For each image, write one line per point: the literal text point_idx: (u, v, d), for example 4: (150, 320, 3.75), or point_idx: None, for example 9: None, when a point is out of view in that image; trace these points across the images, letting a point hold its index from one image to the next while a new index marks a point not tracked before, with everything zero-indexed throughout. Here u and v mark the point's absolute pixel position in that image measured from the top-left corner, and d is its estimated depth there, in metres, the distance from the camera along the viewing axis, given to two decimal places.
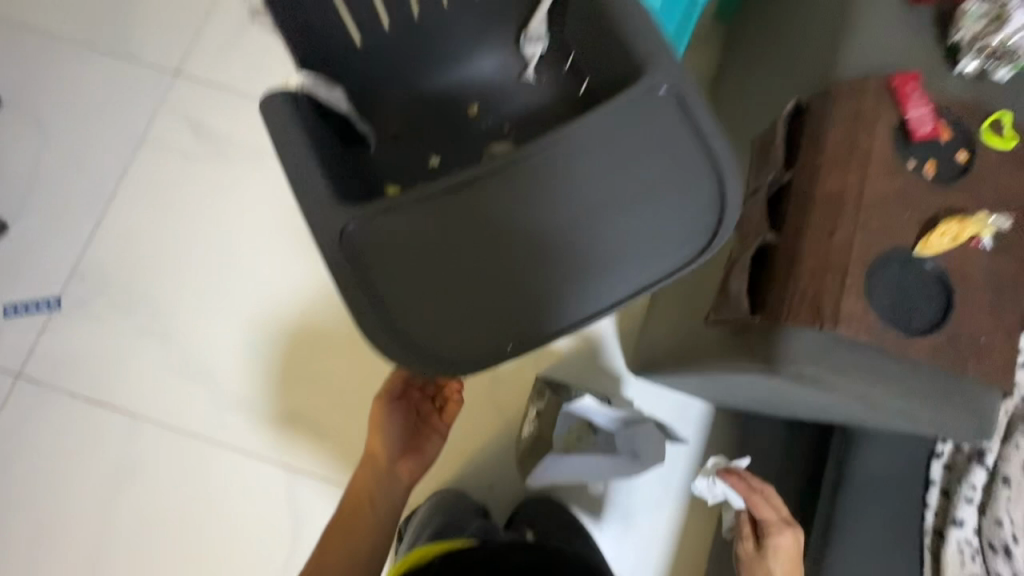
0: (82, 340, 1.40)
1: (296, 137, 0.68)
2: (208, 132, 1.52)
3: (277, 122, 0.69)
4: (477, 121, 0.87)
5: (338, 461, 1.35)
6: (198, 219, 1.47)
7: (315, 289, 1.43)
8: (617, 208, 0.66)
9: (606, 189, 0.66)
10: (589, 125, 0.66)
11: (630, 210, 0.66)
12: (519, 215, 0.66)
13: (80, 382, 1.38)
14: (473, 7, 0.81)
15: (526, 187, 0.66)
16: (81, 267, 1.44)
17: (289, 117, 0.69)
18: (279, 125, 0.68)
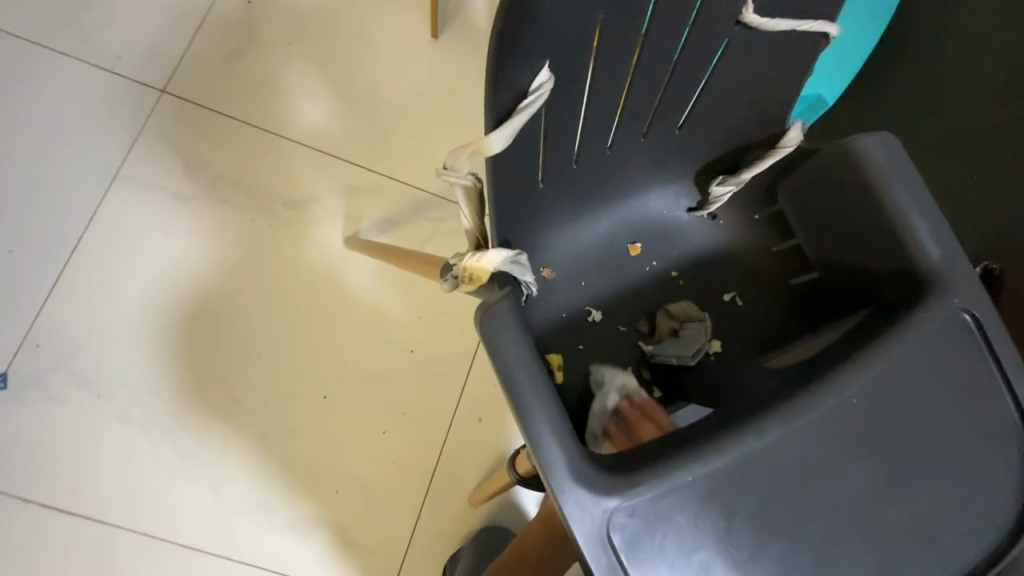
0: (34, 428, 1.10)
1: (534, 375, 0.42)
2: (207, 171, 1.24)
3: (500, 351, 0.43)
4: (640, 264, 0.66)
5: (370, 569, 1.17)
6: (193, 272, 1.21)
7: (346, 368, 1.23)
8: (898, 504, 0.43)
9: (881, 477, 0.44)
10: (870, 372, 0.44)
11: (919, 515, 0.43)
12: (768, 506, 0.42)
13: (33, 484, 1.09)
14: (669, 141, 0.60)
15: (778, 464, 0.43)
16: (34, 334, 1.13)
17: (522, 340, 0.43)
18: (503, 355, 0.42)
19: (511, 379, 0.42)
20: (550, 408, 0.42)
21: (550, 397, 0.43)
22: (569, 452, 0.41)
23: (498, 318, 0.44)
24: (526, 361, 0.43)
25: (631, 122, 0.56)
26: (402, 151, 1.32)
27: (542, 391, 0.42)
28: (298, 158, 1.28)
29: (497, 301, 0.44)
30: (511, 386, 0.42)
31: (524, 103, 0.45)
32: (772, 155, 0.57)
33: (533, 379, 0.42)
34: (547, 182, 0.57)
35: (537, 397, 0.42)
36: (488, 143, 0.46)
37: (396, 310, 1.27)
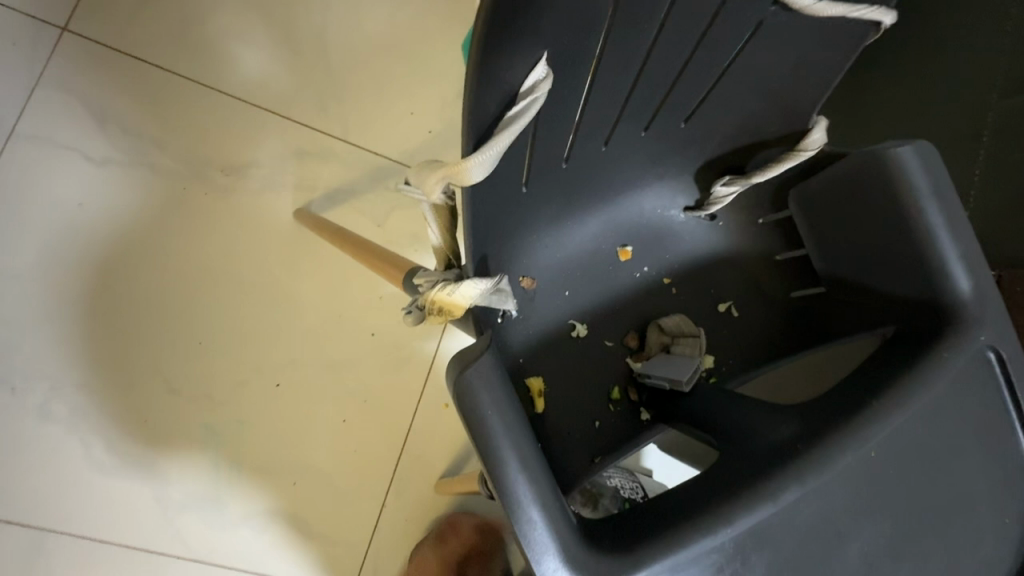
0: None
1: (523, 447, 0.35)
2: (127, 130, 1.07)
3: (478, 417, 0.34)
4: (630, 270, 0.59)
5: (335, 558, 1.13)
6: (117, 249, 1.06)
7: (302, 353, 1.13)
8: (906, 563, 0.39)
9: (894, 535, 0.39)
10: (887, 423, 0.39)
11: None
12: (774, 574, 0.37)
13: None
14: (670, 135, 0.52)
15: (787, 526, 0.37)
16: None
17: (507, 402, 0.35)
18: (482, 421, 0.34)
19: (495, 456, 0.34)
20: (542, 486, 0.35)
21: (540, 470, 0.35)
22: (562, 538, 0.34)
23: (480, 377, 0.35)
24: (512, 429, 0.35)
25: (634, 113, 0.47)
26: (358, 111, 1.17)
27: (531, 462, 0.35)
28: (236, 117, 1.11)
29: (478, 355, 0.36)
30: (494, 464, 0.34)
31: (512, 112, 0.38)
32: (790, 160, 0.50)
33: (521, 451, 0.34)
34: (532, 184, 0.48)
35: (524, 474, 0.34)
36: (465, 169, 0.38)
37: (354, 289, 1.16)
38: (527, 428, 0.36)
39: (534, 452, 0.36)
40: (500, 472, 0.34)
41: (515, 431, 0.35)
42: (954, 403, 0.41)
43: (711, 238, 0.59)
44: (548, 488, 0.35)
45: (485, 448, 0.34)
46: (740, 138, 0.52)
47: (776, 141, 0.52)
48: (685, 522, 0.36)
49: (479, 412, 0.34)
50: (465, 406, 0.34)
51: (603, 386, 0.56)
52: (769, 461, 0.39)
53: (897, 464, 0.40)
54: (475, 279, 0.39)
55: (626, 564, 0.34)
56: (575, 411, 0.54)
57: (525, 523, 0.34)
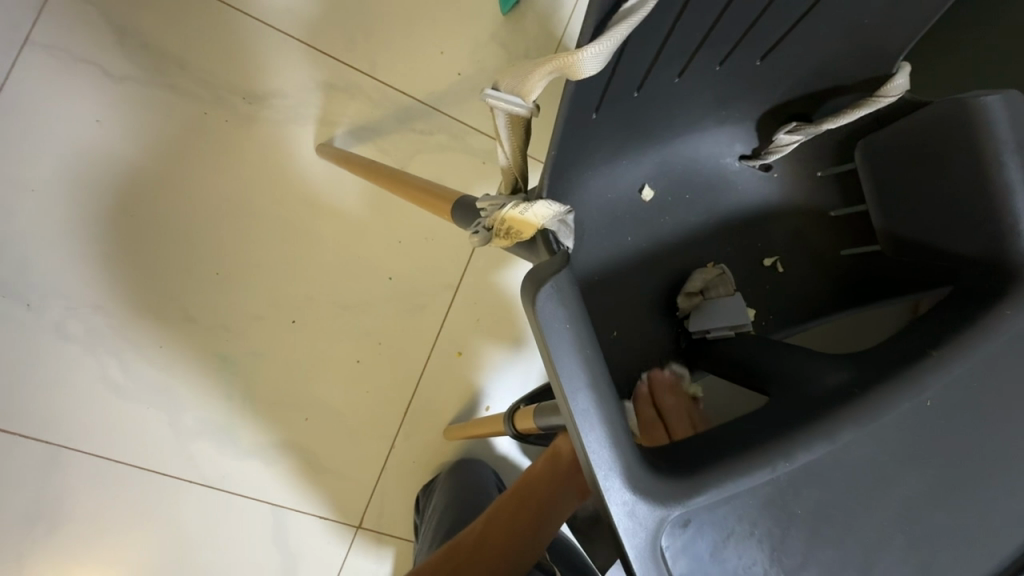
0: None
1: (592, 369, 0.35)
2: (148, 48, 1.02)
3: (554, 333, 0.34)
4: (680, 218, 0.58)
5: (343, 493, 1.15)
6: (137, 171, 1.03)
7: (319, 292, 1.13)
8: (946, 512, 0.39)
9: (937, 480, 0.39)
10: (945, 377, 0.39)
11: (969, 526, 0.40)
12: (820, 509, 0.37)
13: None
14: (743, 77, 0.49)
15: (836, 465, 0.38)
16: None
17: (580, 325, 0.35)
18: (557, 339, 0.34)
19: (566, 372, 0.34)
20: (610, 411, 0.35)
21: (608, 394, 0.35)
22: (627, 461, 0.34)
23: (554, 297, 0.35)
24: (584, 350, 0.35)
25: (715, 46, 0.45)
26: (385, 47, 1.13)
27: (599, 385, 0.35)
28: (263, 44, 1.07)
29: (554, 274, 0.36)
30: (564, 380, 0.34)
31: (627, 5, 0.34)
32: (867, 106, 0.48)
33: (591, 373, 0.35)
34: (600, 112, 0.45)
35: (595, 394, 0.34)
36: (577, 62, 0.34)
37: (375, 232, 1.15)
38: (598, 354, 0.36)
39: (602, 377, 0.36)
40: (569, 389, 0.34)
41: (586, 352, 0.35)
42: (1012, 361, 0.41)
43: (761, 189, 0.58)
44: (614, 411, 0.35)
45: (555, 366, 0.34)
46: (813, 83, 0.50)
47: (848, 88, 0.50)
48: (743, 454, 0.36)
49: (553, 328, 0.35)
50: (541, 324, 0.34)
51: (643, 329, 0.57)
52: (826, 402, 0.39)
53: (951, 415, 0.40)
54: (545, 203, 0.37)
55: (685, 491, 0.34)
56: (615, 352, 0.54)
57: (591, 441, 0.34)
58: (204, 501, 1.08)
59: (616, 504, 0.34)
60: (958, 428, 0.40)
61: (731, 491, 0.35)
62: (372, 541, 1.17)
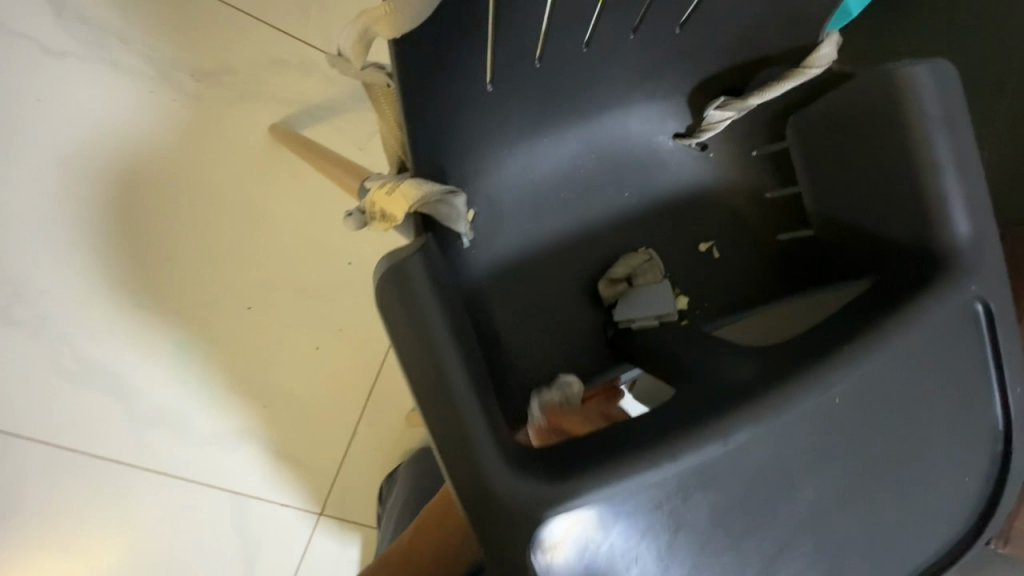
0: None
1: (448, 348, 0.36)
2: (89, 23, 0.98)
3: (405, 320, 0.36)
4: (607, 200, 0.55)
5: (305, 479, 1.14)
6: (80, 152, 0.99)
7: (275, 277, 1.09)
8: (858, 514, 0.37)
9: (851, 484, 0.37)
10: (855, 374, 0.37)
11: (881, 526, 0.38)
12: (718, 513, 0.35)
13: None
14: (661, 48, 0.46)
15: (737, 469, 0.35)
16: None
17: (437, 307, 0.37)
18: (407, 326, 0.36)
19: (416, 359, 0.36)
20: (467, 393, 0.35)
21: (465, 380, 0.36)
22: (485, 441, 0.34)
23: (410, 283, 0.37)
24: (440, 332, 0.36)
25: (621, 12, 0.42)
26: (340, 21, 1.07)
27: (460, 368, 0.36)
28: (210, 17, 1.02)
29: (409, 263, 0.38)
30: (415, 366, 0.36)
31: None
32: (794, 79, 0.44)
33: (444, 361, 0.36)
34: (497, 85, 0.43)
35: (454, 376, 0.35)
36: (391, 13, 0.34)
37: (331, 214, 1.11)
38: (454, 338, 0.36)
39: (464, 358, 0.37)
40: (423, 368, 0.36)
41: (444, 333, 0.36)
42: (934, 354, 0.38)
43: (696, 171, 0.55)
44: (473, 395, 0.35)
45: (410, 345, 0.36)
46: (741, 54, 0.47)
47: (774, 58, 0.47)
48: (627, 458, 0.34)
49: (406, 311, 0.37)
50: (392, 309, 0.37)
51: (569, 317, 0.54)
52: (724, 397, 0.37)
53: (860, 410, 0.37)
54: (416, 190, 0.35)
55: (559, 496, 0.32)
56: (535, 343, 0.52)
57: (443, 417, 0.35)
58: (161, 488, 1.07)
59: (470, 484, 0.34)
60: (871, 425, 0.37)
61: (613, 495, 0.33)
62: (335, 527, 1.16)
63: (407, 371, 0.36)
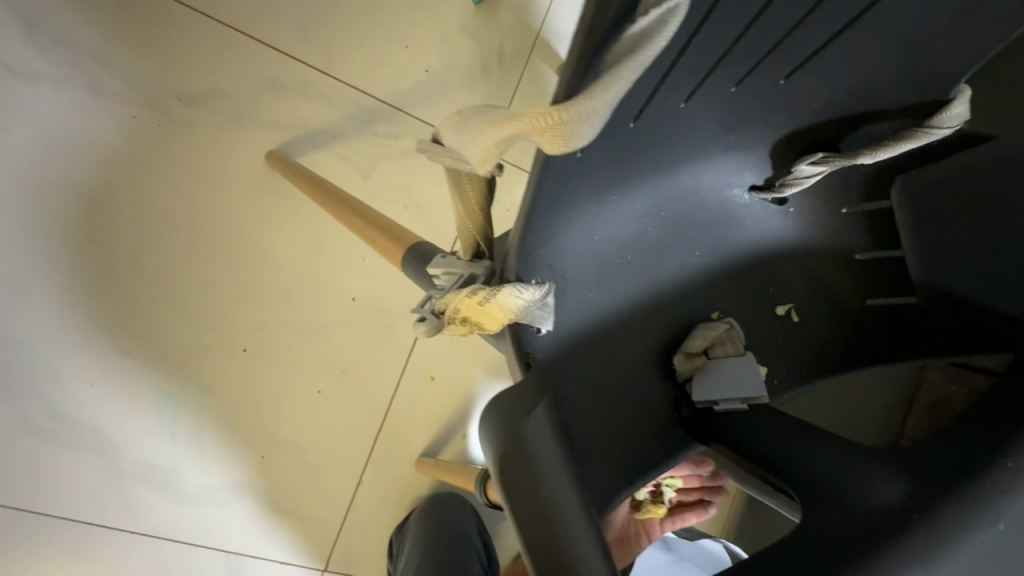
0: None
1: (573, 518, 0.33)
2: (57, 38, 0.85)
3: (525, 489, 0.33)
4: (677, 262, 0.49)
5: (307, 535, 1.04)
6: (48, 186, 0.87)
7: (273, 317, 0.99)
8: None
9: None
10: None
11: None
12: None
13: None
14: (762, 100, 0.40)
15: None
16: None
17: (563, 472, 0.34)
18: (527, 496, 0.33)
19: (540, 535, 0.33)
20: (598, 571, 0.32)
21: (598, 558, 0.33)
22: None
23: (530, 446, 0.34)
24: (565, 504, 0.33)
25: (735, 62, 0.35)
26: (344, 37, 0.96)
27: (587, 539, 0.33)
28: (196, 31, 0.90)
29: (524, 421, 0.35)
30: (539, 542, 0.32)
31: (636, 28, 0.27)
32: (915, 138, 0.39)
33: (574, 537, 0.32)
34: (589, 148, 0.35)
35: (580, 548, 0.32)
36: (559, 121, 0.29)
37: (334, 247, 1.02)
38: (581, 508, 0.34)
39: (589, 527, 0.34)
40: (547, 545, 0.32)
41: (571, 502, 0.33)
42: None
43: (772, 226, 0.49)
44: (602, 568, 0.32)
45: (528, 513, 0.33)
46: (849, 104, 0.41)
47: (889, 114, 0.41)
48: None
49: (526, 473, 0.34)
50: (509, 476, 0.33)
51: (639, 395, 0.47)
52: (874, 534, 0.31)
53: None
54: (514, 290, 0.35)
55: None
56: (607, 432, 0.45)
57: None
58: (148, 552, 0.97)
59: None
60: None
61: None
62: None
63: (528, 547, 0.33)
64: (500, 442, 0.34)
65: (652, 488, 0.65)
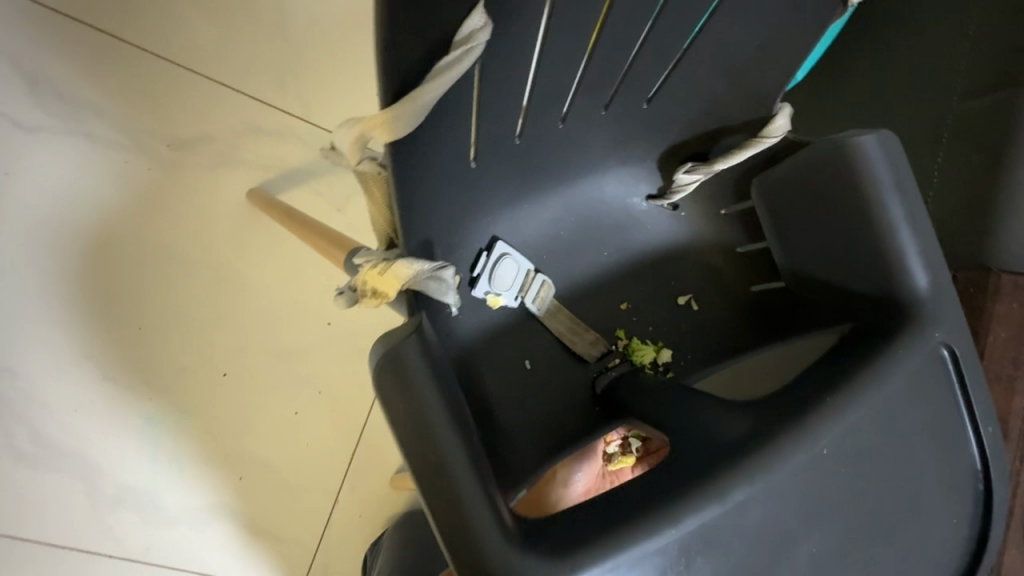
0: None
1: (444, 425, 0.35)
2: (60, 96, 0.95)
3: (404, 405, 0.36)
4: (585, 259, 0.57)
5: (283, 554, 1.06)
6: (46, 224, 0.95)
7: (251, 341, 1.05)
8: (851, 557, 0.39)
9: (842, 528, 0.39)
10: (839, 429, 0.38)
11: (873, 570, 0.39)
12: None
13: None
14: (633, 118, 0.50)
15: (733, 529, 0.36)
16: None
17: (438, 384, 0.37)
18: (406, 410, 0.36)
19: (417, 445, 0.35)
20: (471, 478, 0.35)
21: (474, 466, 0.35)
22: (486, 520, 0.34)
23: (405, 363, 0.37)
24: (439, 414, 0.36)
25: (594, 88, 0.45)
26: (318, 88, 1.07)
27: (459, 450, 0.35)
28: (186, 86, 1.01)
29: (404, 342, 0.37)
30: (418, 453, 0.35)
31: (445, 60, 0.36)
32: (753, 146, 0.49)
33: (450, 445, 0.35)
34: (481, 161, 0.45)
35: (452, 457, 0.35)
36: (388, 120, 0.36)
37: (311, 274, 1.08)
38: (459, 420, 0.36)
39: (464, 437, 0.36)
40: (422, 454, 0.35)
41: (443, 415, 0.36)
42: (906, 397, 0.40)
43: (668, 229, 0.57)
44: (472, 476, 0.35)
45: (406, 428, 0.36)
46: (704, 123, 0.51)
47: (736, 129, 0.51)
48: (629, 526, 0.34)
49: (404, 391, 0.36)
50: (391, 392, 0.36)
51: (557, 373, 0.54)
52: (716, 457, 0.38)
53: (845, 460, 0.39)
54: (405, 268, 0.40)
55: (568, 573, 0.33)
56: (528, 403, 0.52)
57: (444, 503, 0.34)
58: None
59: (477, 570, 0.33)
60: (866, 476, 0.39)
61: (618, 565, 0.34)
62: None
63: (409, 456, 0.35)
64: (381, 363, 0.37)
65: (621, 436, 0.60)
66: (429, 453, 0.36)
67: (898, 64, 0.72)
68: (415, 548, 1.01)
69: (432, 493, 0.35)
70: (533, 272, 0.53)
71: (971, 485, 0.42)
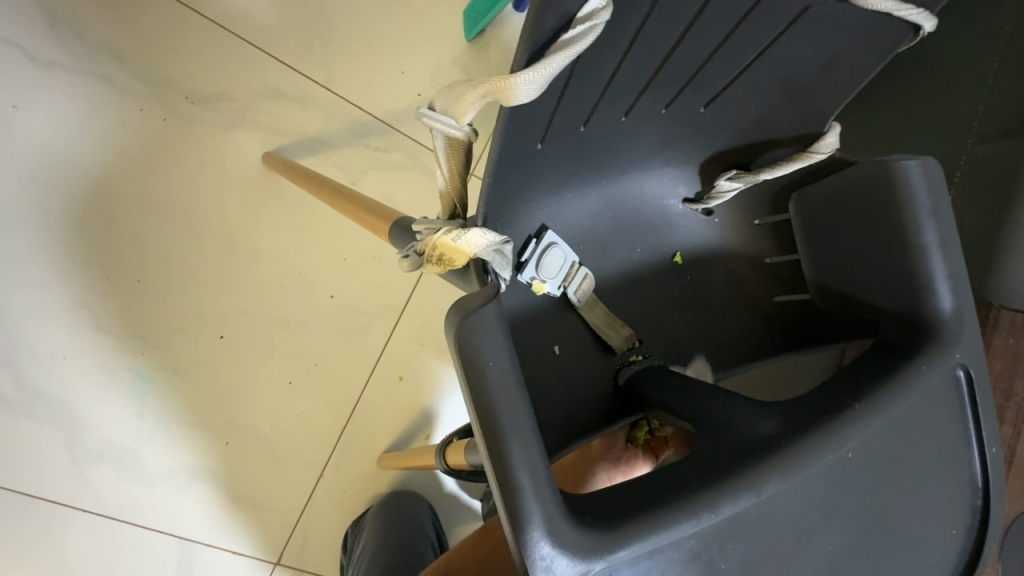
0: None
1: (506, 390, 0.36)
2: (80, 35, 0.92)
3: (470, 365, 0.37)
4: (618, 253, 0.58)
5: (263, 524, 1.04)
6: (53, 165, 0.92)
7: (252, 305, 1.03)
8: (864, 556, 0.41)
9: (859, 528, 0.41)
10: (868, 433, 0.40)
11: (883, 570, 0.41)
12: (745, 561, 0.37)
13: None
14: (687, 122, 0.51)
15: (762, 516, 0.38)
16: None
17: (503, 350, 0.38)
18: (473, 370, 0.37)
19: (481, 405, 0.36)
20: (525, 445, 0.36)
21: (528, 435, 0.36)
22: (537, 487, 0.35)
23: (478, 327, 0.37)
24: (503, 378, 0.37)
25: (660, 87, 0.47)
26: (346, 59, 1.06)
27: (514, 416, 0.36)
28: (212, 41, 0.99)
29: (474, 304, 0.39)
30: (480, 413, 0.36)
31: (569, 34, 0.36)
32: (799, 161, 0.51)
33: (510, 409, 0.36)
34: (544, 144, 0.46)
35: (508, 421, 0.36)
36: (513, 86, 0.36)
37: (319, 245, 1.06)
38: (520, 387, 0.37)
39: (522, 405, 0.37)
40: (481, 411, 0.36)
41: (505, 375, 0.37)
42: (925, 411, 0.43)
43: (701, 233, 0.59)
44: (525, 442, 0.36)
45: (469, 386, 0.37)
46: (752, 134, 0.53)
47: (781, 143, 0.53)
48: (668, 506, 0.36)
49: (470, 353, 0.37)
50: (461, 350, 0.37)
51: (583, 360, 0.55)
52: (751, 449, 0.39)
53: (869, 462, 0.41)
54: (472, 240, 0.42)
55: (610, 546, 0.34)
56: (556, 387, 0.53)
57: (500, 460, 0.35)
58: (99, 534, 0.96)
59: (526, 534, 0.34)
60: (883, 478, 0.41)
61: (655, 542, 0.35)
62: None
63: (472, 414, 0.36)
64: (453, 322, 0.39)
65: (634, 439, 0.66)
66: (484, 418, 0.36)
67: (923, 101, 0.75)
68: (402, 529, 1.01)
69: (489, 453, 0.36)
70: (577, 264, 0.54)
71: (972, 501, 0.45)
